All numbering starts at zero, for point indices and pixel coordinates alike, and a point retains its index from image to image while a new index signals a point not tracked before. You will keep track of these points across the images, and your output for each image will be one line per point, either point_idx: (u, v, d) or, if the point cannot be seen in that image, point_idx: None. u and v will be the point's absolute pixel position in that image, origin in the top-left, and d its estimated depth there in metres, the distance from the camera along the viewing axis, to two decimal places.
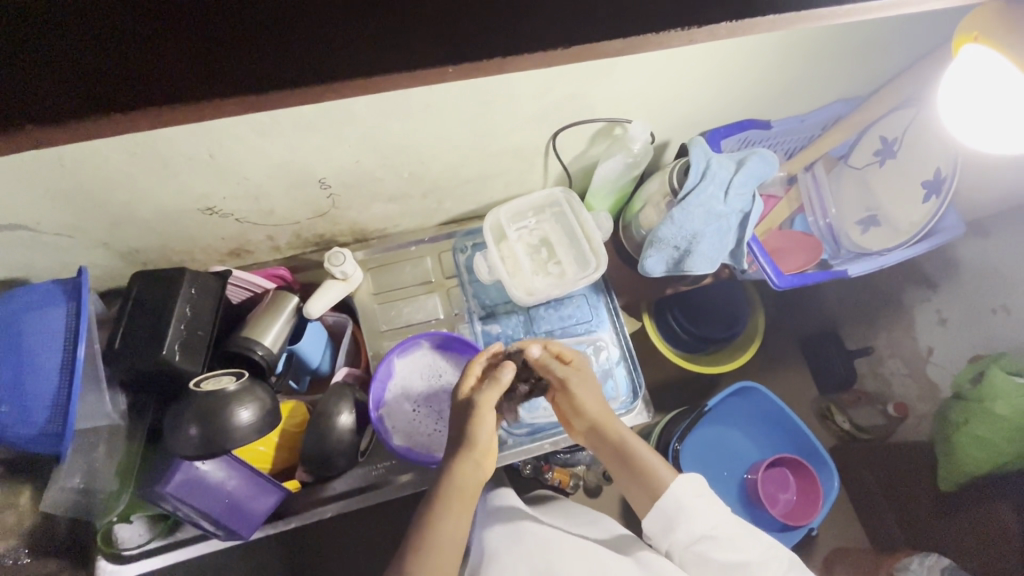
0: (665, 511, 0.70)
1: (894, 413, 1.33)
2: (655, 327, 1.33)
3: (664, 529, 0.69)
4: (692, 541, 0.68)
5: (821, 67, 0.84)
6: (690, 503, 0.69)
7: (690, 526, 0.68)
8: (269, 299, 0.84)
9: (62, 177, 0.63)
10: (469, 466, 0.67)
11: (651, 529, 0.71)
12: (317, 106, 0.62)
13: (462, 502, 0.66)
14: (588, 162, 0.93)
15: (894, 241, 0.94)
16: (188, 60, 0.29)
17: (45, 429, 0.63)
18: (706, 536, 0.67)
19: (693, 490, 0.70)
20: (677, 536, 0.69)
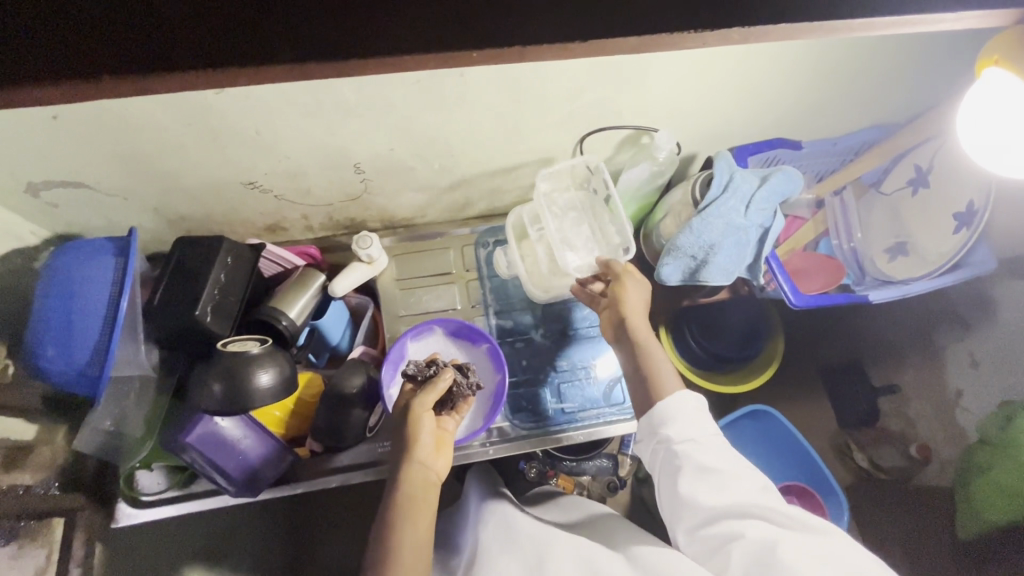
0: (657, 415, 0.69)
1: (918, 456, 1.29)
2: (672, 343, 1.30)
3: (653, 432, 0.69)
4: (679, 444, 0.66)
5: (855, 89, 0.84)
6: (686, 413, 0.68)
7: (678, 427, 0.67)
8: (298, 275, 0.89)
9: (124, 142, 0.68)
10: (417, 467, 0.71)
11: (643, 432, 0.72)
12: (358, 91, 0.66)
13: (417, 501, 0.68)
14: (614, 169, 0.95)
15: (921, 271, 0.93)
16: (246, 31, 0.34)
17: (85, 370, 0.69)
18: (691, 439, 0.66)
19: (695, 404, 0.69)
20: (666, 434, 0.68)
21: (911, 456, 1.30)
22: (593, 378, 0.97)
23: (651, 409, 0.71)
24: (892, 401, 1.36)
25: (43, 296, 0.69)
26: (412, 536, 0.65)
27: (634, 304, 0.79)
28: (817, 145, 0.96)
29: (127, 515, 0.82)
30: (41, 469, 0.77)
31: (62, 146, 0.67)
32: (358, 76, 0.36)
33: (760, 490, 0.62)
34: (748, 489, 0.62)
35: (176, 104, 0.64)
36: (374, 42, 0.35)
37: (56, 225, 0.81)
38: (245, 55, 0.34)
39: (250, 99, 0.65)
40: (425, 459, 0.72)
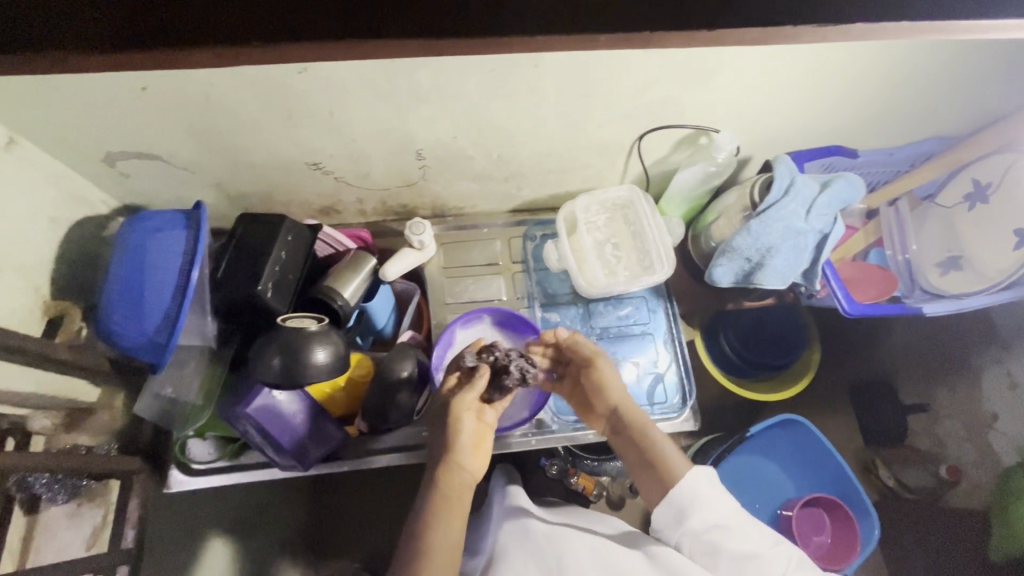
0: (678, 498, 0.68)
1: (947, 477, 1.28)
2: (704, 347, 1.31)
3: (675, 519, 0.68)
4: (704, 531, 0.66)
5: (922, 98, 0.83)
6: (705, 493, 0.69)
7: (703, 513, 0.67)
8: (351, 257, 0.90)
9: (203, 117, 0.70)
10: (457, 469, 0.69)
11: (662, 520, 0.69)
12: (434, 78, 0.68)
13: (453, 504, 0.66)
14: (668, 168, 0.95)
15: (977, 286, 0.92)
16: None
17: (153, 337, 0.70)
18: (717, 526, 0.66)
19: (709, 481, 0.70)
20: (689, 524, 0.67)
21: (941, 477, 1.28)
22: (636, 375, 0.97)
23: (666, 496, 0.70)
24: (922, 420, 1.34)
25: (120, 262, 0.72)
26: (445, 541, 0.63)
27: (615, 386, 0.78)
28: (874, 154, 0.96)
29: (178, 482, 0.84)
30: (101, 431, 0.80)
31: (145, 117, 0.68)
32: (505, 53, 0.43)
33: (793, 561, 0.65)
34: (784, 565, 0.64)
35: (259, 81, 0.65)
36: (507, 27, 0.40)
37: (126, 196, 0.84)
38: None
39: (329, 80, 0.66)
40: (466, 464, 0.70)
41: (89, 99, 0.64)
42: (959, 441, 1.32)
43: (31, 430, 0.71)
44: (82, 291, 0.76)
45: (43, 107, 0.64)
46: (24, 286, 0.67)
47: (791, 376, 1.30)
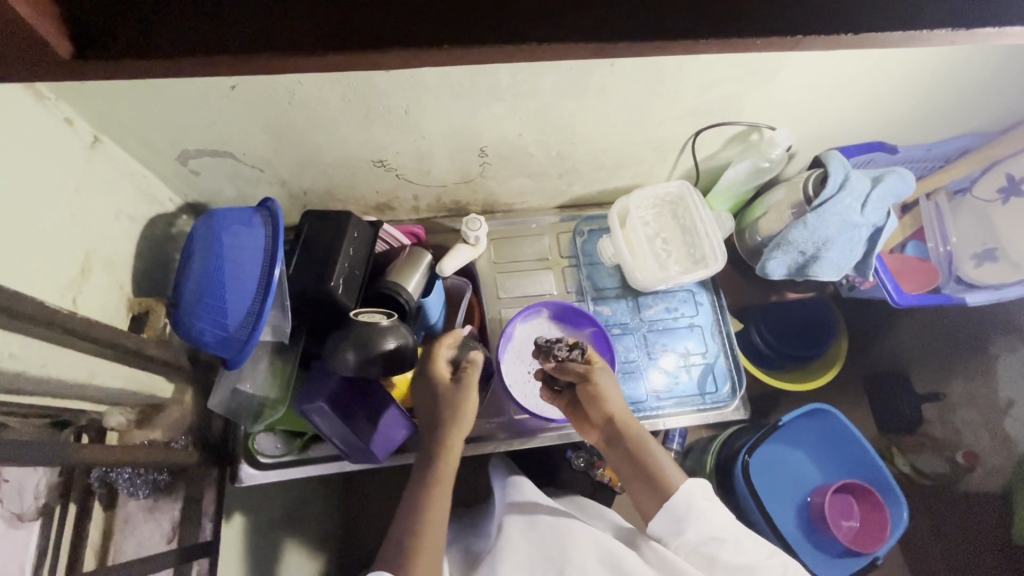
0: (674, 509, 0.70)
1: (963, 462, 1.33)
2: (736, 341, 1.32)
3: (672, 531, 0.69)
4: (699, 542, 0.68)
5: (967, 97, 0.86)
6: (700, 506, 0.69)
7: (698, 525, 0.68)
8: (408, 252, 0.90)
9: (283, 115, 0.71)
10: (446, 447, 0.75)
11: (662, 530, 0.70)
12: (512, 78, 0.70)
13: (439, 479, 0.72)
14: (717, 164, 0.97)
15: (1014, 277, 0.96)
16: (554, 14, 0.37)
17: (235, 333, 0.72)
18: (712, 538, 0.67)
19: (704, 493, 0.71)
20: (685, 537, 0.69)
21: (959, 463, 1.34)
22: (687, 365, 1.00)
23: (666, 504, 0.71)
24: (938, 407, 1.37)
25: (201, 259, 0.73)
26: (437, 512, 0.69)
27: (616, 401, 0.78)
28: (912, 151, 0.97)
29: (248, 476, 0.85)
30: (171, 427, 0.81)
31: (227, 116, 0.69)
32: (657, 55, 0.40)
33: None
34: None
35: (346, 81, 0.66)
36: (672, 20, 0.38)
37: (189, 193, 0.84)
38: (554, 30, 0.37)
39: (411, 78, 0.67)
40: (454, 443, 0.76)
41: (176, 98, 0.65)
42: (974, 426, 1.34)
43: (108, 426, 0.73)
44: (156, 288, 0.77)
45: (131, 106, 0.65)
46: (111, 282, 0.68)
47: (822, 367, 1.32)
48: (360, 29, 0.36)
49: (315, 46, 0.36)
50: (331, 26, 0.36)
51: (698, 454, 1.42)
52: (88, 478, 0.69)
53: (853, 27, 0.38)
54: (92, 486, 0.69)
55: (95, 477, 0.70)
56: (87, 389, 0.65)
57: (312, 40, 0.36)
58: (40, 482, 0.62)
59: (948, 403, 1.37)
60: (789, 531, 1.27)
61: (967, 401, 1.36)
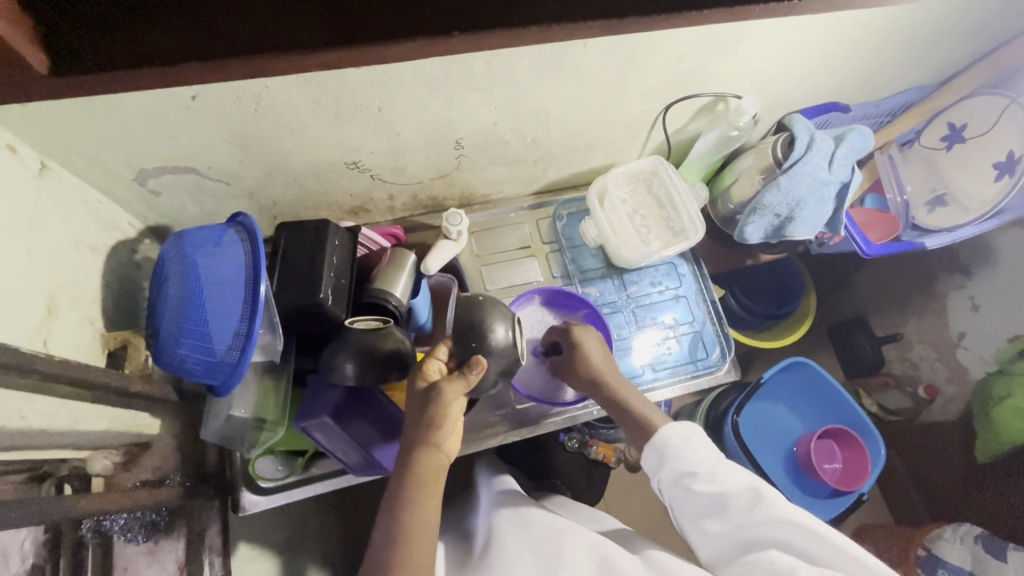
0: (658, 446, 0.74)
1: (924, 395, 1.41)
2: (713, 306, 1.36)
3: (655, 466, 0.74)
4: (677, 477, 0.72)
5: (912, 53, 0.91)
6: (675, 443, 0.73)
7: (675, 461, 0.72)
8: (391, 255, 0.87)
9: (248, 123, 0.67)
10: (428, 452, 0.70)
11: (651, 466, 0.75)
12: (487, 65, 0.68)
13: (426, 495, 0.69)
14: (687, 136, 0.98)
15: (964, 219, 1.01)
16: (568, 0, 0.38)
17: (224, 357, 0.68)
18: (687, 472, 0.71)
19: (683, 433, 0.74)
20: (663, 472, 0.73)
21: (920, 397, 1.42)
22: (678, 334, 1.02)
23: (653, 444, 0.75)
24: (895, 346, 1.49)
25: (177, 284, 0.68)
26: (422, 511, 0.68)
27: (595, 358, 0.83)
28: (865, 108, 1.02)
29: (251, 503, 0.81)
30: (161, 464, 0.76)
31: (189, 128, 0.65)
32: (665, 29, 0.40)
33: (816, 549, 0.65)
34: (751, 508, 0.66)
35: (315, 81, 0.63)
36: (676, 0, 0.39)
37: (150, 215, 0.79)
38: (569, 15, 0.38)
39: (383, 74, 0.65)
40: (442, 445, 0.71)
41: (131, 114, 0.60)
42: (930, 360, 1.42)
43: (93, 472, 0.67)
44: (128, 320, 0.72)
45: (79, 127, 0.60)
46: (81, 318, 0.63)
47: (795, 324, 1.37)
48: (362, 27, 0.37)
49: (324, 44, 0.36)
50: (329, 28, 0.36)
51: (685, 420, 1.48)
52: (79, 529, 0.63)
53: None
54: (83, 537, 0.63)
55: (87, 527, 0.64)
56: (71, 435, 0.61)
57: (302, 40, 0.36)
58: (26, 542, 0.55)
59: (905, 342, 1.46)
60: (779, 480, 1.32)
61: (921, 336, 1.43)
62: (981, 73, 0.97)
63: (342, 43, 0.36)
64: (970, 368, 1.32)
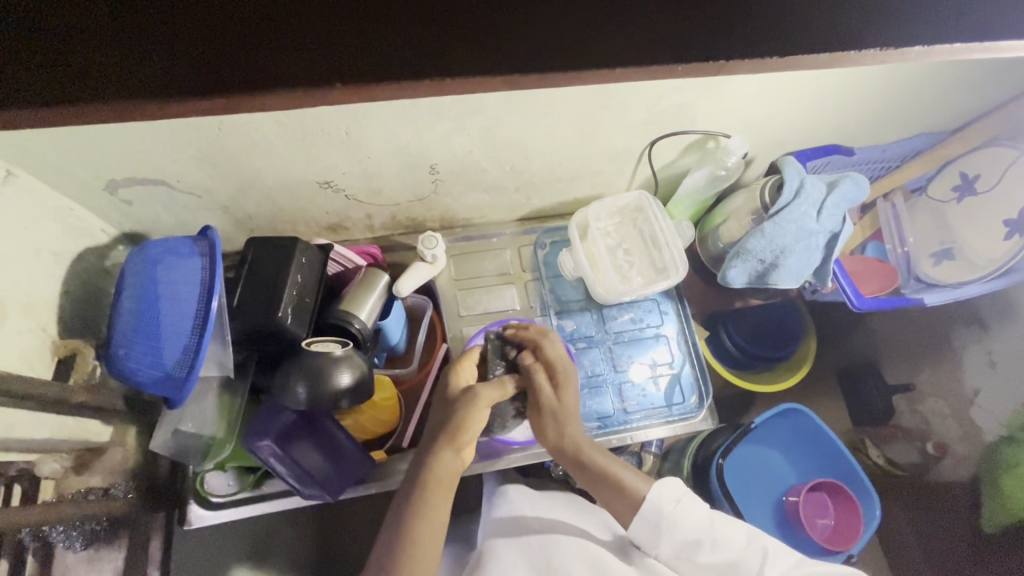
0: (650, 510, 0.68)
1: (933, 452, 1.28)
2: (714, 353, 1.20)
3: (647, 537, 0.68)
4: (678, 549, 0.67)
5: (917, 101, 0.86)
6: (666, 507, 0.67)
7: (672, 531, 0.67)
8: (362, 276, 0.86)
9: (214, 140, 0.67)
10: (445, 456, 0.68)
11: (639, 538, 0.69)
12: (453, 97, 0.67)
13: (436, 496, 0.66)
14: (677, 171, 0.96)
15: (970, 276, 0.95)
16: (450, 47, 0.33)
17: (172, 372, 0.68)
18: (689, 542, 0.66)
19: (673, 496, 0.69)
20: (662, 545, 0.67)
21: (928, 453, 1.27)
22: (655, 375, 0.98)
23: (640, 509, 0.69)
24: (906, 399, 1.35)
25: (132, 296, 0.69)
26: (432, 516, 0.65)
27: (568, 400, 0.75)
28: (870, 152, 0.96)
29: (199, 517, 0.81)
30: (112, 472, 0.76)
31: (155, 142, 0.66)
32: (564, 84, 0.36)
33: (770, 558, 0.64)
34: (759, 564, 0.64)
35: None
36: None
37: (124, 224, 0.80)
38: (462, 69, 0.36)
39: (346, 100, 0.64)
40: (460, 449, 0.69)
41: (94, 128, 0.61)
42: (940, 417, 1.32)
43: (41, 475, 0.67)
44: (89, 327, 0.73)
45: (44, 139, 0.61)
46: (32, 326, 0.64)
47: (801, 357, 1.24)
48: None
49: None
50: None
51: (674, 458, 1.36)
52: (18, 538, 0.63)
53: (734, 53, 0.36)
54: (24, 544, 0.63)
55: (28, 534, 0.64)
56: (9, 439, 0.62)
57: None
58: None
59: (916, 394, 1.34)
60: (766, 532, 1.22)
61: (934, 390, 1.32)
62: (995, 125, 0.92)
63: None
64: (984, 428, 1.23)
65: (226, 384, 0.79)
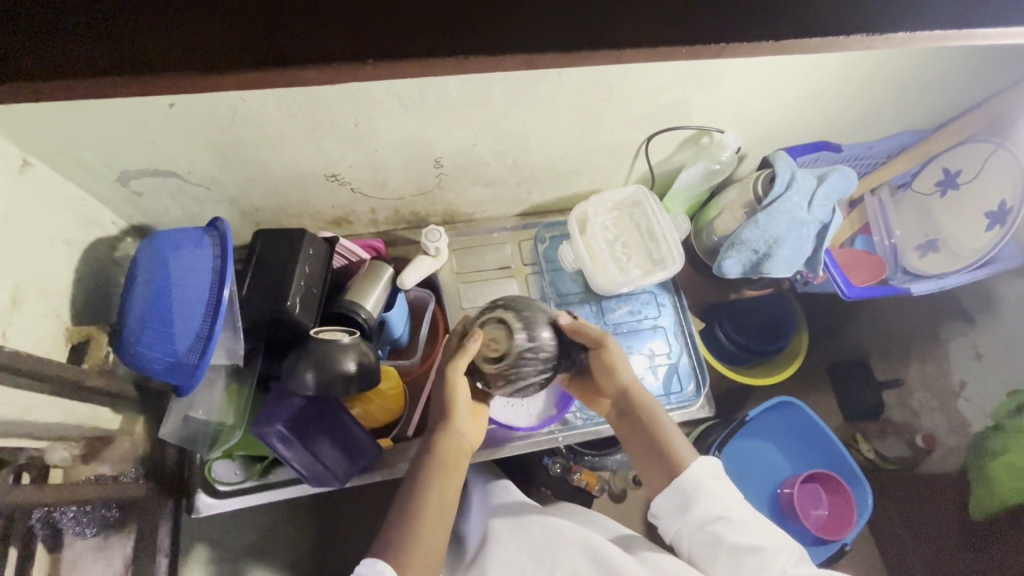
0: (679, 487, 0.68)
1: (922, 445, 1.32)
2: (708, 347, 1.24)
3: (677, 507, 0.68)
4: (706, 521, 0.66)
5: (902, 97, 0.90)
6: (707, 483, 0.68)
7: (706, 504, 0.67)
8: (367, 267, 0.88)
9: (226, 131, 0.69)
10: (445, 435, 0.71)
11: (664, 508, 0.69)
12: (459, 90, 0.69)
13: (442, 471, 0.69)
14: (672, 167, 0.99)
15: (954, 266, 0.99)
16: (467, 20, 0.34)
17: (184, 358, 0.69)
18: (719, 517, 0.66)
19: (713, 473, 0.69)
20: (690, 517, 0.67)
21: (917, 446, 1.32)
22: (653, 365, 1.01)
23: (672, 484, 0.69)
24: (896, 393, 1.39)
25: (144, 284, 0.70)
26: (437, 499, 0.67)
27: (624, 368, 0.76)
28: (857, 148, 1.00)
29: (206, 505, 0.81)
30: (120, 460, 0.77)
31: (169, 133, 0.67)
32: (577, 66, 0.37)
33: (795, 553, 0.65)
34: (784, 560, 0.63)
35: (288, 94, 0.65)
36: (582, 36, 0.35)
37: (133, 216, 0.82)
38: (481, 43, 0.34)
39: (356, 91, 0.66)
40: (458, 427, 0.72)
41: (111, 119, 0.63)
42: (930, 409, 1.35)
43: (49, 463, 0.68)
44: (100, 315, 0.74)
45: (59, 128, 0.62)
46: (46, 311, 0.65)
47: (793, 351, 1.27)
48: (262, 42, 0.32)
49: (209, 59, 0.32)
50: (213, 46, 0.32)
51: None
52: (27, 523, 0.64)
53: (743, 36, 0.37)
54: (33, 528, 0.65)
55: (36, 519, 0.65)
56: (24, 423, 0.62)
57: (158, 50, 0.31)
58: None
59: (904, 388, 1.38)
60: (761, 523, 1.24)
61: (922, 384, 1.35)
62: (976, 121, 0.96)
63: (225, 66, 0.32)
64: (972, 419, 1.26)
65: (236, 371, 0.81)
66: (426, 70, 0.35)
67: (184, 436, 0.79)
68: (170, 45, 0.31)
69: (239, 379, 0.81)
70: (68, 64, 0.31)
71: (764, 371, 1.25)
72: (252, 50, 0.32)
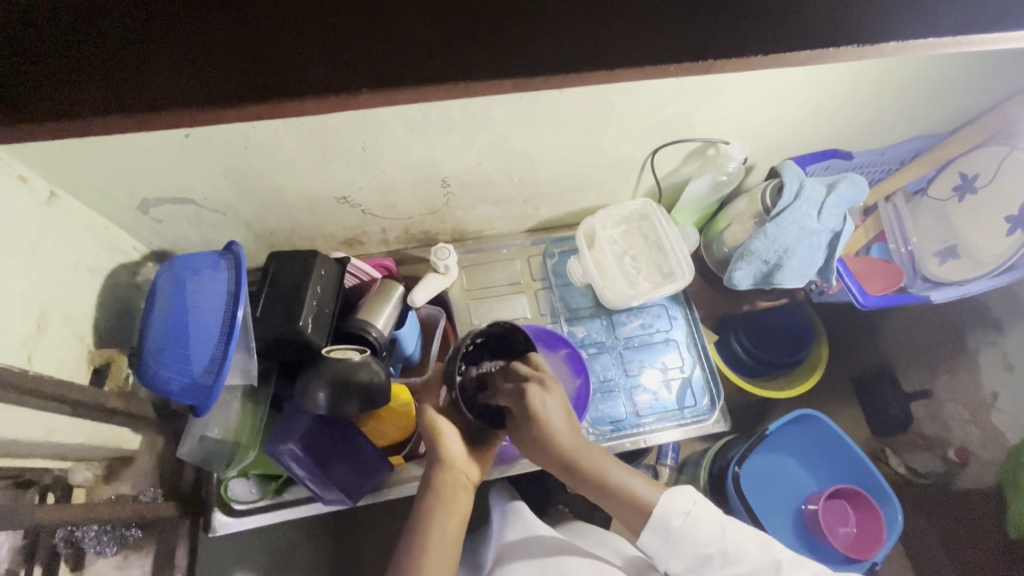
0: (663, 525, 0.63)
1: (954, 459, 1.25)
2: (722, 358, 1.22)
3: (663, 550, 0.64)
4: (693, 561, 0.63)
5: (911, 103, 0.89)
6: (686, 522, 0.63)
7: (688, 545, 0.63)
8: (378, 286, 0.89)
9: (239, 158, 0.72)
10: (440, 471, 0.71)
11: (655, 549, 0.64)
12: (463, 111, 0.71)
13: (444, 503, 0.69)
14: (679, 180, 0.99)
15: (976, 272, 0.97)
16: (457, 49, 0.35)
17: (199, 379, 0.70)
18: (707, 555, 0.63)
19: (686, 506, 0.65)
20: (676, 560, 0.64)
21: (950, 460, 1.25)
22: (666, 378, 1.00)
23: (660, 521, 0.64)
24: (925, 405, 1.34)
25: (164, 307, 0.72)
26: (438, 540, 0.66)
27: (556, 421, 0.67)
28: (868, 156, 0.99)
29: (223, 524, 0.83)
30: (139, 480, 0.79)
31: (185, 162, 0.70)
32: (563, 88, 0.37)
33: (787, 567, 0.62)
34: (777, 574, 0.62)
35: (299, 122, 0.67)
36: (565, 59, 0.36)
37: (154, 242, 0.85)
38: (468, 69, 0.35)
39: (362, 116, 0.68)
40: (451, 463, 0.72)
41: (131, 151, 0.66)
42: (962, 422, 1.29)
43: (73, 483, 0.70)
44: (120, 338, 0.76)
45: (84, 161, 0.66)
46: (71, 336, 0.68)
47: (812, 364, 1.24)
48: (267, 80, 0.34)
49: (209, 101, 0.34)
50: (233, 83, 0.33)
51: (690, 469, 1.34)
52: (52, 540, 0.66)
53: (731, 52, 0.37)
54: (57, 548, 0.66)
55: (60, 537, 0.67)
56: (45, 445, 0.65)
57: (170, 93, 0.33)
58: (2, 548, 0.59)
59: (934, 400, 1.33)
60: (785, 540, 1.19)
61: (952, 394, 1.30)
62: (991, 125, 0.94)
63: (244, 98, 0.34)
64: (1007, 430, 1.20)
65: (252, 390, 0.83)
66: (419, 97, 0.36)
67: (200, 454, 0.80)
68: (178, 89, 0.33)
69: (257, 398, 0.83)
70: (86, 107, 0.33)
71: (782, 385, 1.23)
72: (265, 85, 0.34)
